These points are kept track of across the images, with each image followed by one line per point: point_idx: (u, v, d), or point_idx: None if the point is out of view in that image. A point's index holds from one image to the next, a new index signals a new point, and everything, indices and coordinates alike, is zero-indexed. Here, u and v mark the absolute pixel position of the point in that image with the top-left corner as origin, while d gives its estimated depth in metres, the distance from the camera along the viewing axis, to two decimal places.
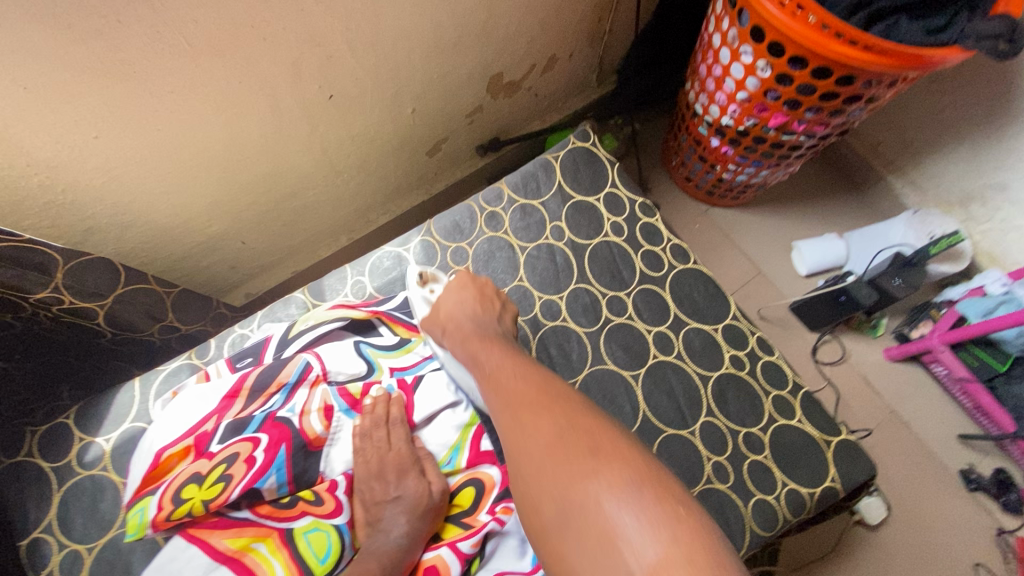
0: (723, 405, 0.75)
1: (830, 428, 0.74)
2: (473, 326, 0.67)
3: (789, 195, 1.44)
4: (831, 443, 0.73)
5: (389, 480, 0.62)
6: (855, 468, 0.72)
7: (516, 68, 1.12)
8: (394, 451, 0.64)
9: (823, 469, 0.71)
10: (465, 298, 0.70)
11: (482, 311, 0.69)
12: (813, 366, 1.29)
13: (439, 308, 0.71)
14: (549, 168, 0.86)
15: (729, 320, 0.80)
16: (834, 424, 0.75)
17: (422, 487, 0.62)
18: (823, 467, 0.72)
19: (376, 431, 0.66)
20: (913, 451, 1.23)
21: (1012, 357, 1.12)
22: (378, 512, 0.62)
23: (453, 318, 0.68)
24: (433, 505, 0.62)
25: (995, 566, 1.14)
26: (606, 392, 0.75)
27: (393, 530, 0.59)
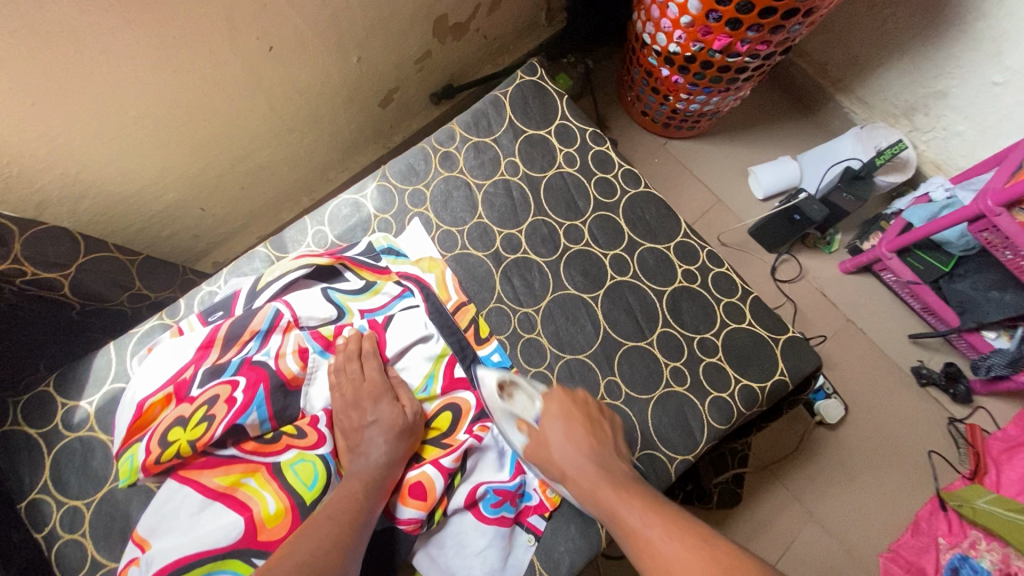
0: (679, 316, 0.79)
1: (778, 327, 0.80)
2: (595, 467, 0.63)
3: (744, 120, 1.46)
4: (780, 340, 0.79)
5: (365, 409, 0.66)
6: (802, 361, 0.78)
7: (461, 9, 1.11)
8: (368, 379, 0.68)
9: (773, 364, 0.77)
10: (574, 429, 0.66)
11: (597, 445, 0.65)
12: (772, 285, 1.35)
13: (549, 448, 0.67)
14: (499, 104, 0.87)
15: (681, 238, 0.83)
16: (781, 322, 0.80)
17: (397, 412, 0.66)
18: (772, 363, 0.77)
19: (349, 364, 0.69)
20: (868, 354, 1.31)
21: (955, 257, 1.19)
22: (358, 438, 0.65)
23: (571, 463, 0.64)
24: (410, 426, 0.67)
25: (945, 450, 1.25)
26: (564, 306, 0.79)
27: (372, 453, 0.63)
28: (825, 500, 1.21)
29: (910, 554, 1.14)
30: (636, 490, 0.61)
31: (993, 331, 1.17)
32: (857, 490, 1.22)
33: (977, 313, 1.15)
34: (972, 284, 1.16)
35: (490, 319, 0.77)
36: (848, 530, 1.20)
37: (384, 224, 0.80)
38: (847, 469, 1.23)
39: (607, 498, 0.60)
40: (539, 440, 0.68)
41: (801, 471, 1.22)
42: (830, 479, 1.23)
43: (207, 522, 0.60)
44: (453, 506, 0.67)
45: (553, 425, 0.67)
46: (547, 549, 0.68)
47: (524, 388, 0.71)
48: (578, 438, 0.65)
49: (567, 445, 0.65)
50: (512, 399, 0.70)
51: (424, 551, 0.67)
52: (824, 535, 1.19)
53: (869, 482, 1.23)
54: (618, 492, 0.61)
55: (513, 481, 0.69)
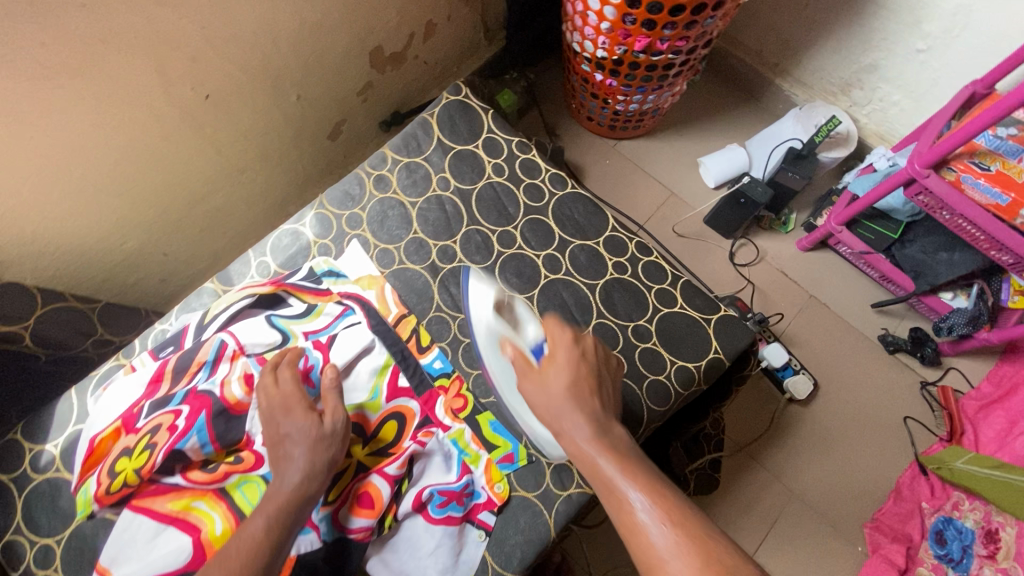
0: (612, 307, 0.82)
1: (708, 308, 0.82)
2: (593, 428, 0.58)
3: (690, 114, 1.50)
4: (712, 320, 0.81)
5: (281, 420, 0.66)
6: (735, 337, 0.80)
7: (394, 39, 1.17)
8: (281, 393, 0.68)
9: (707, 343, 0.80)
10: (575, 386, 0.61)
11: (597, 403, 0.61)
12: (731, 270, 1.36)
13: (547, 394, 0.62)
14: (427, 125, 0.91)
15: (609, 232, 0.87)
16: (712, 301, 0.83)
17: (311, 418, 0.66)
18: (705, 343, 0.80)
19: (265, 380, 0.69)
20: (835, 328, 1.31)
21: (903, 224, 1.21)
22: (280, 451, 0.64)
23: (567, 416, 0.59)
24: (324, 434, 0.65)
25: (921, 415, 1.26)
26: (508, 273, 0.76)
27: (288, 473, 0.62)
28: (805, 477, 1.21)
29: (895, 521, 1.16)
30: (638, 462, 0.56)
31: (949, 291, 1.20)
32: (837, 464, 1.22)
33: (931, 276, 1.16)
34: (922, 248, 1.17)
35: (431, 328, 0.81)
36: (831, 504, 1.20)
37: (323, 248, 0.85)
38: (824, 444, 1.24)
39: (604, 466, 0.56)
40: (540, 382, 0.63)
41: (777, 450, 1.23)
42: (808, 456, 1.23)
43: (162, 546, 0.65)
44: (402, 511, 0.70)
45: (558, 372, 0.63)
46: (498, 543, 0.70)
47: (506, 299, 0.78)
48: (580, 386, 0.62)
49: (570, 396, 0.61)
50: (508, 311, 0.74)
51: (378, 557, 0.70)
52: (806, 512, 1.19)
53: (848, 454, 1.23)
54: (617, 461, 0.55)
55: (459, 482, 0.72)
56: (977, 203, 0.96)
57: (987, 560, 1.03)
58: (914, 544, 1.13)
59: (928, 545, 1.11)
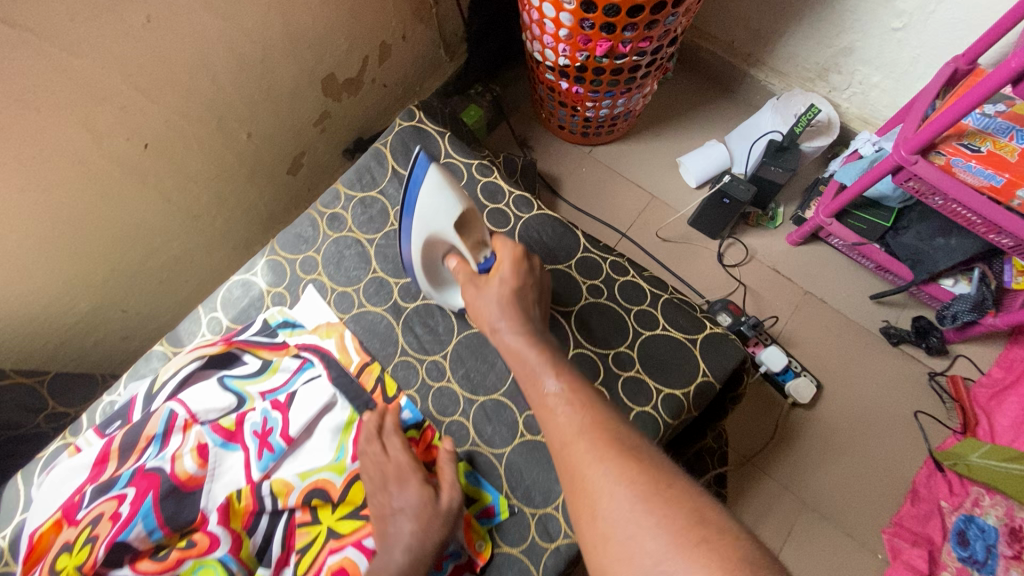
0: (590, 335, 0.76)
1: (692, 326, 0.76)
2: (521, 326, 0.61)
3: (664, 112, 1.44)
4: (697, 340, 0.75)
5: (392, 491, 0.65)
6: (723, 357, 0.74)
7: (347, 64, 1.12)
8: (393, 462, 0.66)
9: (694, 366, 0.74)
10: (507, 287, 0.64)
11: (525, 304, 0.64)
12: (721, 271, 1.30)
13: (482, 295, 0.65)
14: (380, 156, 0.86)
15: (581, 253, 0.81)
16: (696, 319, 0.77)
17: (425, 493, 0.64)
18: (692, 366, 0.74)
19: (371, 445, 0.68)
20: (834, 325, 1.25)
21: (896, 210, 1.14)
22: (385, 525, 0.63)
23: (496, 312, 0.63)
24: (439, 514, 0.63)
25: (931, 408, 1.19)
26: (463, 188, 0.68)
27: (396, 551, 0.60)
28: (818, 485, 1.15)
29: (914, 523, 1.09)
30: (560, 357, 0.59)
31: (950, 278, 1.14)
32: (850, 468, 1.16)
33: (930, 264, 1.09)
34: (917, 235, 1.10)
35: (397, 374, 0.75)
36: (847, 511, 1.13)
37: (277, 297, 0.79)
38: (834, 448, 1.17)
39: (526, 352, 0.59)
40: (476, 283, 0.66)
41: (786, 459, 1.17)
42: (818, 463, 1.16)
43: None
44: None
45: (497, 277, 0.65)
46: None
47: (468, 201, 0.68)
48: (519, 289, 0.65)
49: (501, 296, 0.63)
50: (475, 229, 0.66)
51: None
52: (822, 522, 1.12)
53: (860, 457, 1.16)
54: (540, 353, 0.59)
55: None
56: (970, 185, 0.89)
57: (1013, 561, 0.98)
58: (936, 547, 1.05)
59: (950, 547, 1.04)
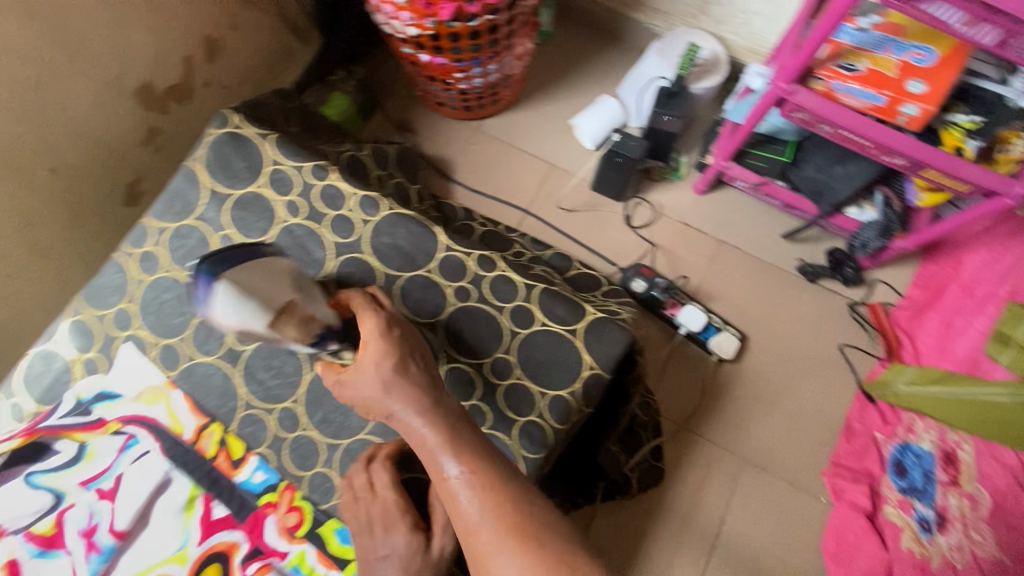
0: (461, 346, 0.67)
1: (572, 317, 0.67)
2: (413, 407, 0.57)
3: (550, 72, 1.33)
4: (579, 330, 0.67)
5: (378, 535, 0.59)
6: (609, 345, 0.66)
7: (166, 69, 0.96)
8: (380, 501, 0.61)
9: (578, 361, 0.66)
10: (383, 368, 0.58)
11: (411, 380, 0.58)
12: (631, 234, 1.22)
13: (360, 381, 0.58)
14: (192, 175, 0.72)
15: (443, 252, 0.70)
16: (576, 308, 0.67)
17: (415, 541, 0.59)
18: (576, 362, 0.66)
19: (358, 482, 0.62)
20: (752, 271, 1.19)
21: (794, 143, 1.07)
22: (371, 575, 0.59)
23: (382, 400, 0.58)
24: (429, 561, 0.59)
25: (856, 340, 1.16)
26: (273, 271, 0.55)
27: None
28: (756, 440, 1.10)
29: (852, 460, 1.07)
30: (467, 432, 0.57)
31: (855, 206, 1.09)
32: (786, 417, 1.11)
33: (831, 195, 1.04)
34: (816, 166, 1.04)
35: (243, 432, 0.66)
36: (787, 460, 1.09)
37: (90, 364, 0.68)
38: (769, 399, 1.12)
39: (421, 440, 0.56)
40: (350, 368, 0.59)
41: (725, 420, 1.11)
42: (755, 418, 1.11)
43: None
44: None
45: (372, 357, 0.58)
46: None
47: (281, 289, 0.56)
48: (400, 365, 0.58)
49: (381, 381, 0.57)
50: (296, 319, 0.56)
51: None
52: (765, 477, 1.08)
53: (795, 403, 1.12)
54: (438, 436, 0.56)
55: None
56: (854, 108, 0.84)
57: (951, 487, 0.94)
58: (876, 480, 1.04)
59: (889, 479, 1.03)
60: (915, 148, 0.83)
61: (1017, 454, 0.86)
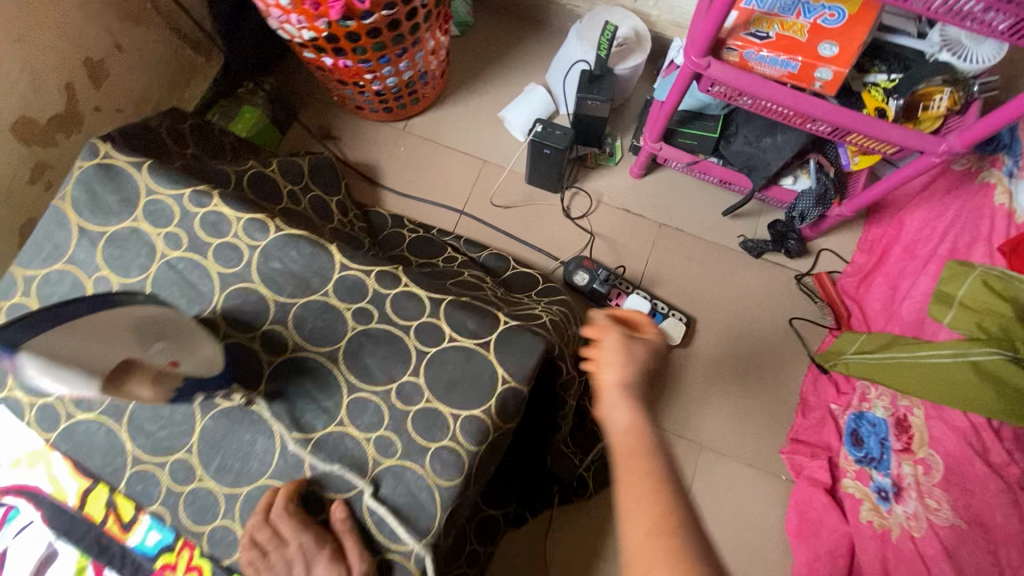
0: (364, 372, 0.61)
1: (484, 330, 0.62)
2: (616, 379, 0.58)
3: (474, 64, 1.28)
4: (490, 342, 0.61)
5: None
6: (523, 355, 0.61)
7: (44, 98, 0.89)
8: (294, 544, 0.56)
9: (492, 375, 0.60)
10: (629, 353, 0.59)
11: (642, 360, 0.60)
12: (570, 225, 1.18)
13: (607, 370, 0.59)
14: (60, 215, 0.66)
15: (339, 272, 0.64)
16: (488, 321, 0.62)
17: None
18: (489, 379, 0.60)
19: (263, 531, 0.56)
20: (694, 252, 1.17)
21: (722, 117, 1.04)
22: None
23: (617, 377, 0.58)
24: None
25: (804, 311, 1.15)
26: (104, 329, 0.49)
27: None
28: (713, 423, 1.08)
29: (810, 434, 1.06)
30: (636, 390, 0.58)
31: (789, 176, 1.07)
32: (741, 397, 1.10)
33: (762, 168, 1.01)
34: (744, 139, 1.00)
35: (133, 491, 0.60)
36: (745, 440, 1.08)
37: None
38: (722, 381, 1.10)
39: (613, 401, 0.57)
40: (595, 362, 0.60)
41: (679, 405, 1.09)
42: (711, 402, 1.09)
43: None
44: None
45: (609, 347, 0.60)
46: None
47: (116, 345, 0.49)
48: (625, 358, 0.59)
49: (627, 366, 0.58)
50: (136, 373, 0.49)
51: None
52: (723, 460, 1.07)
53: (749, 382, 1.11)
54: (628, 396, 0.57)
55: None
56: (771, 79, 0.81)
57: (904, 454, 0.91)
58: (834, 453, 1.02)
59: (846, 450, 1.01)
60: (836, 114, 0.79)
61: (967, 416, 0.84)
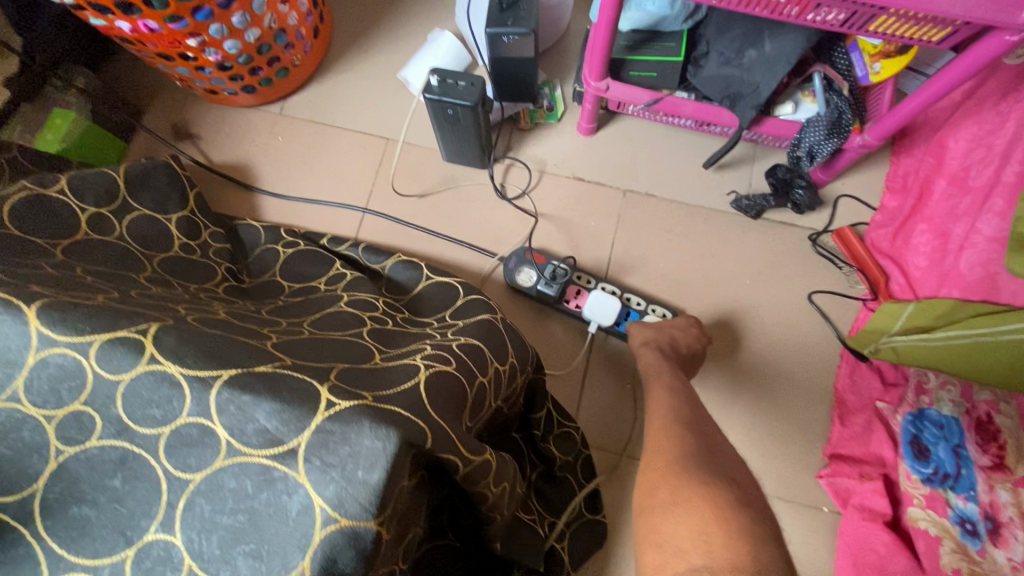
0: (82, 535, 0.34)
1: (287, 430, 0.35)
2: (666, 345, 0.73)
3: (362, 18, 0.99)
4: (298, 451, 0.34)
5: None
6: (355, 464, 0.34)
7: None
8: None
9: (305, 516, 0.33)
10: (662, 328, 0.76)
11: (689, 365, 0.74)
12: (508, 207, 0.90)
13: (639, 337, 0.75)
14: None
15: (38, 355, 0.36)
16: (298, 408, 0.35)
17: None
18: (302, 518, 0.33)
19: None
20: (673, 222, 0.89)
21: (684, 32, 0.76)
22: None
23: (656, 341, 0.73)
24: None
25: (826, 281, 0.87)
26: None
27: None
28: None
29: (853, 447, 0.79)
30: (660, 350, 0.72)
31: (787, 103, 0.77)
32: (755, 407, 0.83)
33: (750, 95, 0.72)
34: (721, 56, 0.72)
35: None
36: (768, 464, 0.81)
37: None
38: (730, 389, 0.83)
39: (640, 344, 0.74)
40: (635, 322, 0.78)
41: None
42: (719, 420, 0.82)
43: None
44: None
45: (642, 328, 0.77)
46: None
47: None
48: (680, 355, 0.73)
49: (650, 334, 0.75)
50: None
51: None
52: None
53: (764, 385, 0.84)
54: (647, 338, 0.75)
55: None
56: None
57: (996, 474, 0.65)
58: (890, 469, 0.75)
59: (906, 466, 0.73)
60: None
61: None
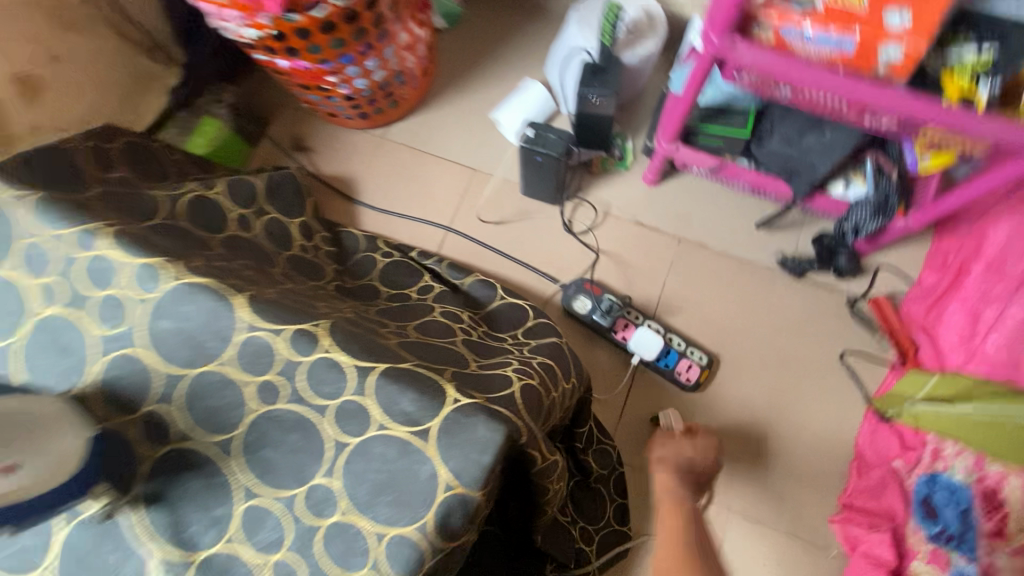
0: (267, 471, 0.47)
1: (422, 415, 0.46)
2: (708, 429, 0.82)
3: (465, 61, 1.12)
4: (431, 431, 0.46)
5: None
6: (469, 449, 0.45)
7: None
8: None
9: (430, 480, 0.45)
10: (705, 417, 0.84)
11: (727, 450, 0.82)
12: (574, 242, 1.01)
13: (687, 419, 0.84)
14: None
15: (246, 332, 0.49)
16: (431, 400, 0.47)
17: None
18: (428, 482, 0.45)
19: None
20: (722, 273, 0.99)
21: (752, 112, 0.84)
22: None
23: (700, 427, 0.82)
24: None
25: (860, 344, 0.95)
26: None
27: None
28: (744, 481, 0.89)
29: (866, 500, 0.85)
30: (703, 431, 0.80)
31: (840, 181, 0.86)
32: (780, 450, 0.91)
33: (808, 173, 0.83)
34: (783, 138, 0.82)
35: None
36: (786, 504, 0.88)
37: None
38: (759, 431, 0.91)
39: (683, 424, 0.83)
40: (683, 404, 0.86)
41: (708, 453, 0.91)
42: (745, 454, 0.90)
43: None
44: None
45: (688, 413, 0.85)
46: None
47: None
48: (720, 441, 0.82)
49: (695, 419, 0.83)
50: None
51: None
52: (763, 530, 0.87)
53: (790, 431, 0.91)
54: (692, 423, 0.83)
55: None
56: (815, 59, 0.62)
57: (996, 540, 0.74)
58: (899, 524, 0.81)
59: (916, 523, 0.80)
60: (909, 104, 0.60)
61: None
